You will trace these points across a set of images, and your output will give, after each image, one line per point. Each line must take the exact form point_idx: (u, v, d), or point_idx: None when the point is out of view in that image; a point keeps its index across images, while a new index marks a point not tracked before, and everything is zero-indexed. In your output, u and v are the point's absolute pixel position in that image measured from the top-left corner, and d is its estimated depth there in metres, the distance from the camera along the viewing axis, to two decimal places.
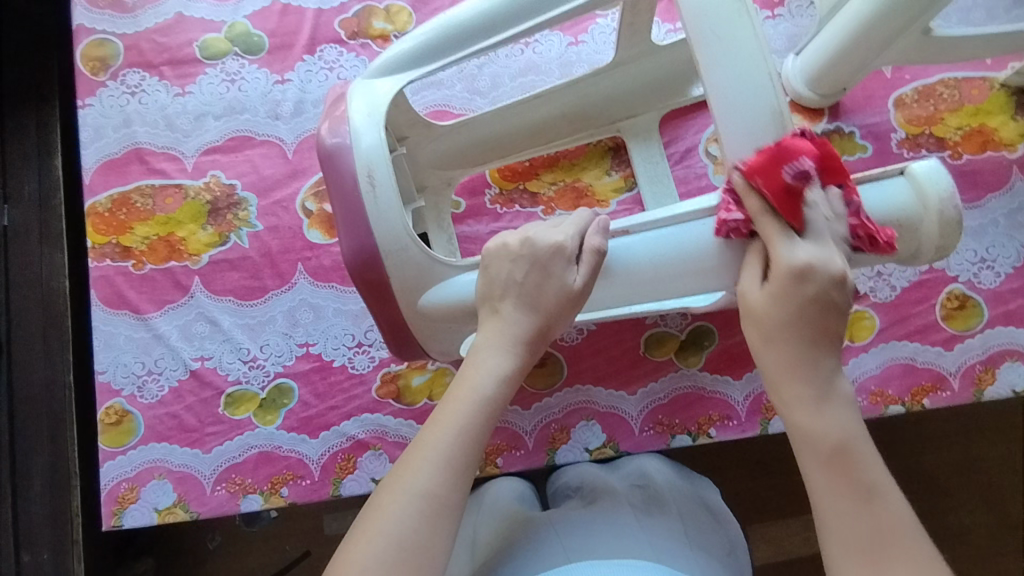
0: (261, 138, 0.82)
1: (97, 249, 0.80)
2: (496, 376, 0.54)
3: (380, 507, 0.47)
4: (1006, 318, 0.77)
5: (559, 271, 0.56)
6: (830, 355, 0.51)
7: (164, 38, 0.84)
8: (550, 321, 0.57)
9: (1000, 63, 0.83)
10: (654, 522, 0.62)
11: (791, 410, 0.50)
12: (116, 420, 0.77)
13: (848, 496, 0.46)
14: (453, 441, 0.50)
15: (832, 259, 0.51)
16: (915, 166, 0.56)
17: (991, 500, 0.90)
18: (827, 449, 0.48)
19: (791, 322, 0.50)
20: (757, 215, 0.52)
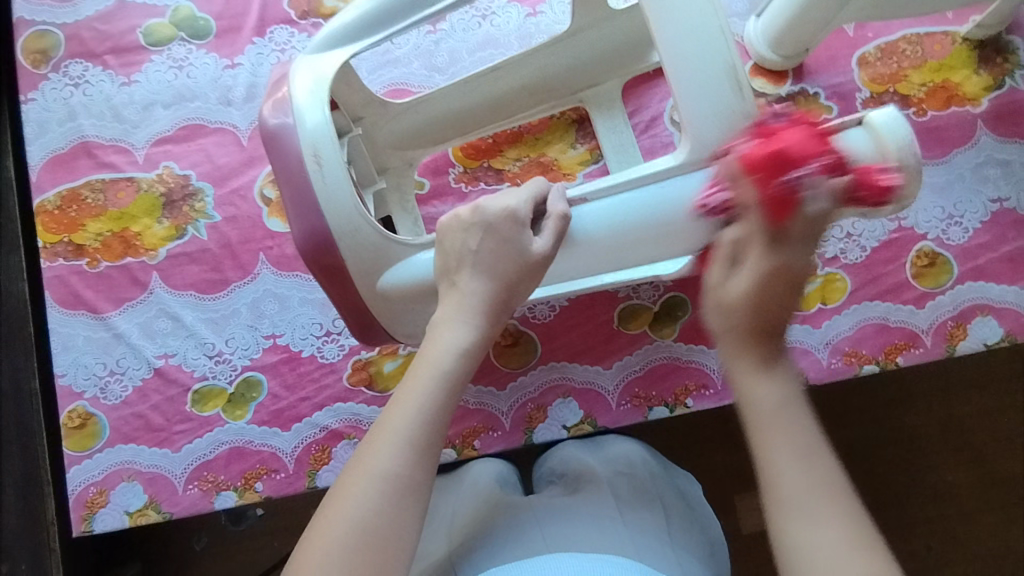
0: (213, 125, 0.79)
1: (50, 249, 0.77)
2: (455, 349, 0.51)
3: (343, 492, 0.46)
4: (976, 274, 0.78)
5: (516, 238, 0.54)
6: (780, 335, 0.48)
7: (105, 25, 0.81)
8: (511, 289, 0.55)
9: (961, 16, 0.83)
10: (635, 513, 0.61)
11: (736, 380, 0.46)
12: (80, 423, 0.75)
13: (789, 450, 0.42)
14: (412, 421, 0.48)
15: (796, 262, 0.47)
16: (872, 115, 0.55)
17: (970, 455, 0.91)
18: (768, 415, 0.44)
19: (758, 287, 0.47)
20: (743, 207, 0.49)
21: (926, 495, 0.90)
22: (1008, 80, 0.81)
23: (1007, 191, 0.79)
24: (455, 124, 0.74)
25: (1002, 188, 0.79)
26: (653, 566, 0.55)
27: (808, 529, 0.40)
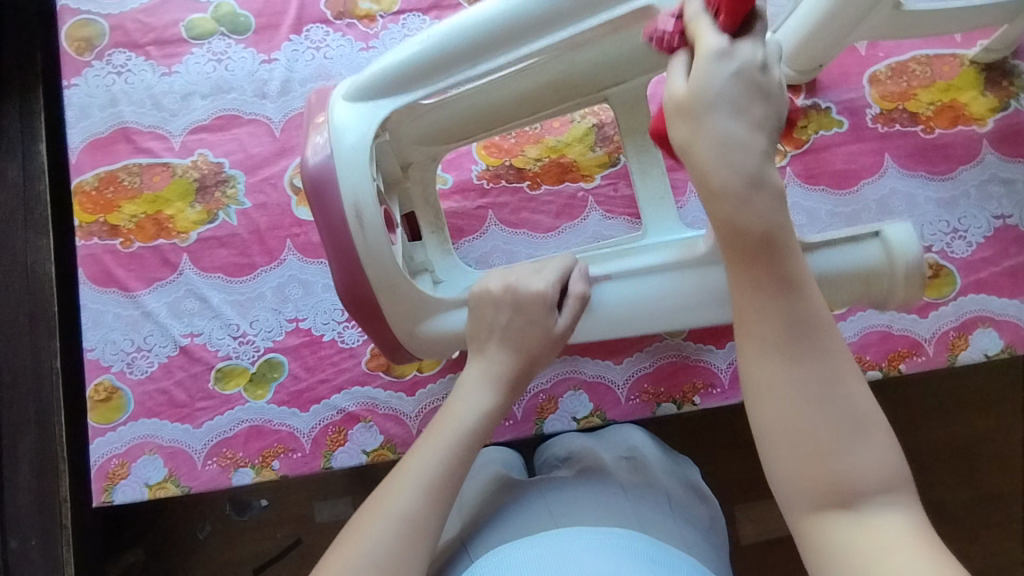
0: (248, 116, 0.83)
1: (85, 228, 0.80)
2: (477, 411, 0.56)
3: (362, 523, 0.50)
4: (978, 286, 0.80)
5: (542, 319, 0.58)
6: (768, 154, 0.45)
7: (149, 18, 0.85)
8: (534, 360, 0.59)
9: (969, 41, 0.86)
10: (638, 490, 0.64)
11: (718, 208, 0.45)
12: (106, 396, 0.77)
13: (768, 290, 0.45)
14: (431, 472, 0.52)
15: (760, 61, 0.45)
16: (888, 229, 0.59)
17: (969, 472, 0.92)
18: (751, 243, 0.45)
19: (723, 90, 0.45)
20: (694, 15, 0.47)
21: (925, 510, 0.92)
22: (1012, 102, 0.84)
23: (1010, 209, 0.82)
24: (484, 119, 0.72)
25: (1005, 205, 0.82)
26: (655, 536, 0.57)
27: (788, 361, 0.44)
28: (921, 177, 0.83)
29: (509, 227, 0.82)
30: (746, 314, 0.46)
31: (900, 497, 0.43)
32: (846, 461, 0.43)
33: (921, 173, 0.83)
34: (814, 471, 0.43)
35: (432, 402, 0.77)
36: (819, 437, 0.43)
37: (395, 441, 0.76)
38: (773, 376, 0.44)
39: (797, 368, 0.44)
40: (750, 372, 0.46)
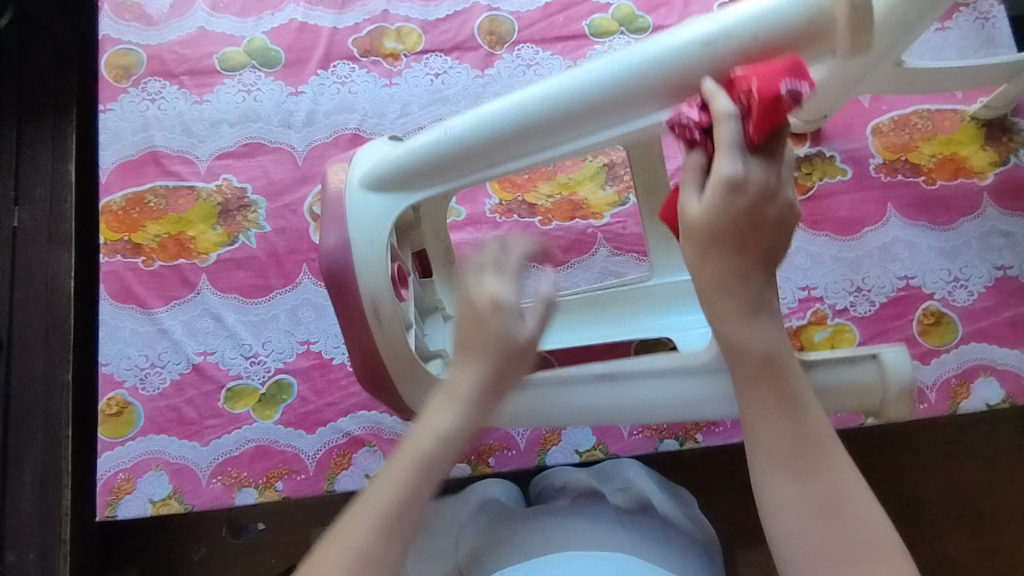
0: (273, 145, 0.86)
1: (109, 246, 0.83)
2: (439, 436, 0.47)
3: (316, 567, 0.44)
4: (980, 335, 0.81)
5: (505, 321, 0.48)
6: (766, 276, 0.46)
7: (186, 49, 0.89)
8: (501, 375, 0.49)
9: (969, 97, 0.89)
10: (632, 518, 0.64)
11: (723, 327, 0.46)
12: (117, 411, 0.79)
13: (776, 414, 0.45)
14: (387, 502, 0.45)
15: (769, 173, 0.45)
16: (886, 353, 0.60)
17: (974, 525, 0.91)
18: (755, 364, 0.45)
19: (734, 214, 0.44)
20: (721, 114, 0.44)
21: (930, 563, 0.90)
22: (1012, 157, 0.87)
23: (1010, 260, 0.83)
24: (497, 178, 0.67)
25: (1006, 256, 0.84)
26: (649, 561, 0.58)
27: (802, 486, 0.44)
28: (923, 226, 0.85)
29: None
30: (758, 433, 0.45)
31: None
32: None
33: (923, 223, 0.85)
34: None
35: None
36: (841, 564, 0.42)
37: None
38: (786, 498, 0.44)
39: (812, 487, 0.44)
40: (763, 495, 0.45)
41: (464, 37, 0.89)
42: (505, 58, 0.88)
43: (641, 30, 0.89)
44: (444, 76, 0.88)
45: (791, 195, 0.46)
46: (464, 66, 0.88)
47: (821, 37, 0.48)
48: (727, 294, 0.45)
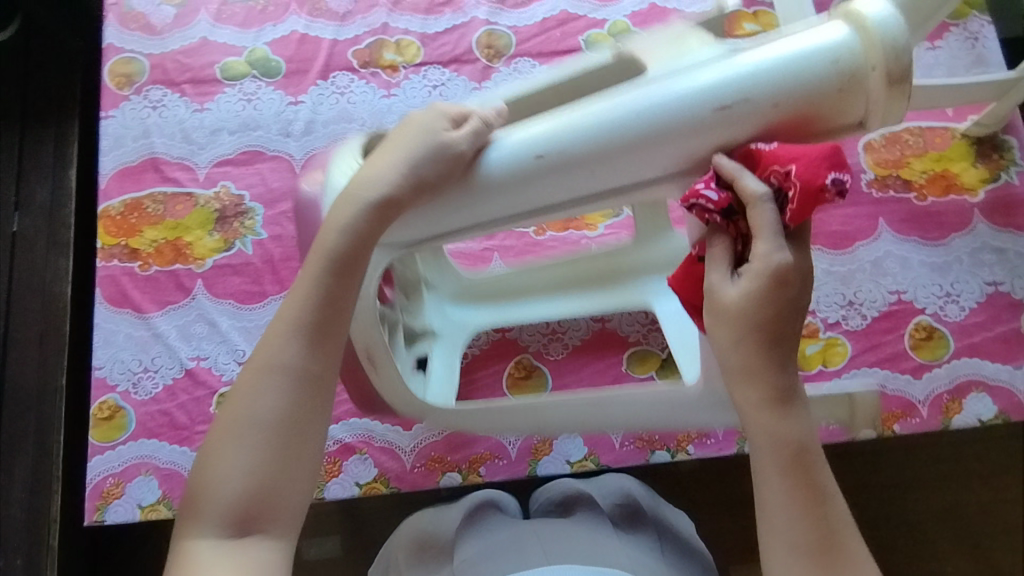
0: (271, 153, 0.87)
1: (106, 250, 0.84)
2: (343, 228, 0.51)
3: (243, 384, 0.49)
4: (972, 350, 0.81)
5: (433, 133, 0.52)
6: (790, 366, 0.47)
7: (188, 58, 0.90)
8: (424, 182, 0.51)
9: (960, 115, 0.90)
10: (629, 536, 0.68)
11: (753, 414, 0.47)
12: (108, 415, 0.79)
13: (799, 501, 0.46)
14: (304, 307, 0.50)
15: (801, 261, 0.46)
16: None
17: (970, 545, 0.91)
18: (788, 455, 0.46)
19: (764, 304, 0.45)
20: (755, 200, 0.45)
21: None
22: (1003, 174, 0.88)
23: (1002, 276, 0.84)
24: None
25: (997, 272, 0.84)
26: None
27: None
28: (915, 242, 0.86)
29: (513, 269, 0.84)
30: (774, 515, 0.46)
31: None
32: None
33: (915, 238, 0.86)
34: None
35: (429, 437, 0.79)
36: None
37: (389, 474, 0.77)
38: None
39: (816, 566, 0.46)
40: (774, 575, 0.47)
41: (462, 50, 0.91)
42: (502, 71, 0.90)
43: None
44: (442, 88, 0.90)
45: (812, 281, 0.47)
46: (462, 79, 0.90)
47: (846, 99, 0.46)
48: (757, 380, 0.46)
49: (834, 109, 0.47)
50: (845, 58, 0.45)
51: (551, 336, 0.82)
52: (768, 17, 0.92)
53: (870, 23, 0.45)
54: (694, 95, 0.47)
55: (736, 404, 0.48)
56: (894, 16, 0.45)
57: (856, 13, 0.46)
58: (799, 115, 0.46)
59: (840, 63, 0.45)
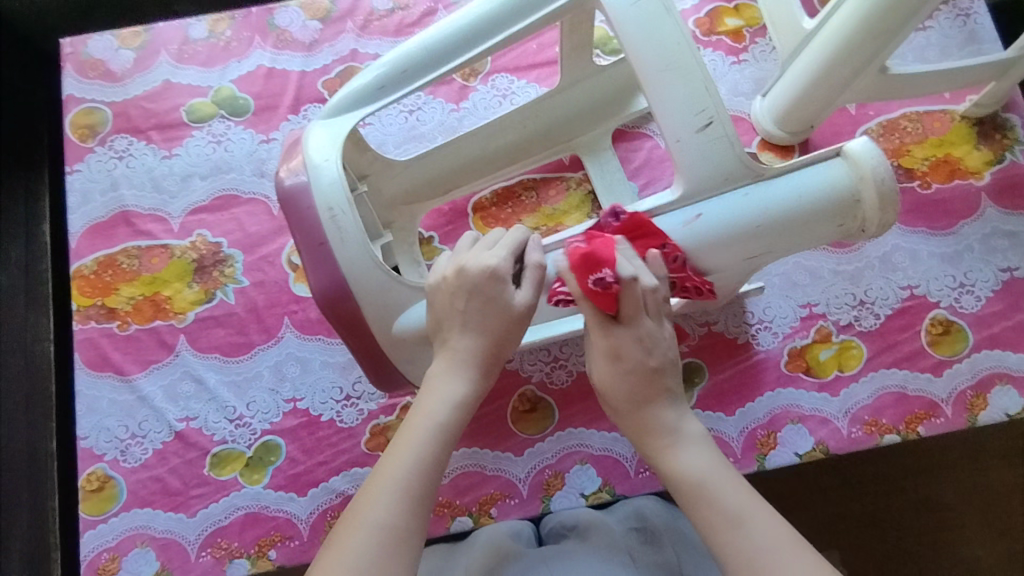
0: (247, 196, 0.83)
1: (82, 312, 0.80)
2: (449, 402, 0.55)
3: (340, 539, 0.48)
4: (992, 342, 0.78)
5: (509, 294, 0.57)
6: (658, 404, 0.60)
7: (152, 104, 0.87)
8: (500, 342, 0.58)
9: (958, 96, 0.86)
10: (647, 560, 0.62)
11: (659, 459, 0.58)
12: (98, 486, 0.75)
13: (725, 520, 0.51)
14: (411, 471, 0.51)
15: (648, 329, 0.59)
16: (850, 145, 0.57)
17: (1005, 529, 0.86)
18: (688, 485, 0.55)
19: (622, 374, 0.60)
20: (578, 297, 0.58)
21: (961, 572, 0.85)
22: (1008, 155, 0.84)
23: (1016, 261, 0.81)
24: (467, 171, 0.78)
25: (1010, 257, 0.81)
26: None
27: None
28: (923, 232, 0.82)
29: None
30: (723, 548, 0.51)
31: None
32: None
33: (922, 228, 0.82)
34: None
35: None
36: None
37: None
38: None
39: None
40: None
41: None
42: (479, 89, 0.86)
43: (618, 51, 0.86)
44: (419, 112, 0.86)
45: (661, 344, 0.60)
46: (439, 101, 0.86)
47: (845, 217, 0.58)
48: (653, 432, 0.60)
49: (829, 235, 0.59)
50: (845, 195, 0.57)
51: (555, 363, 0.78)
52: (750, 10, 0.89)
53: (862, 163, 0.56)
54: (728, 244, 0.57)
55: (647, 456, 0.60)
56: (875, 153, 0.57)
57: (853, 158, 0.57)
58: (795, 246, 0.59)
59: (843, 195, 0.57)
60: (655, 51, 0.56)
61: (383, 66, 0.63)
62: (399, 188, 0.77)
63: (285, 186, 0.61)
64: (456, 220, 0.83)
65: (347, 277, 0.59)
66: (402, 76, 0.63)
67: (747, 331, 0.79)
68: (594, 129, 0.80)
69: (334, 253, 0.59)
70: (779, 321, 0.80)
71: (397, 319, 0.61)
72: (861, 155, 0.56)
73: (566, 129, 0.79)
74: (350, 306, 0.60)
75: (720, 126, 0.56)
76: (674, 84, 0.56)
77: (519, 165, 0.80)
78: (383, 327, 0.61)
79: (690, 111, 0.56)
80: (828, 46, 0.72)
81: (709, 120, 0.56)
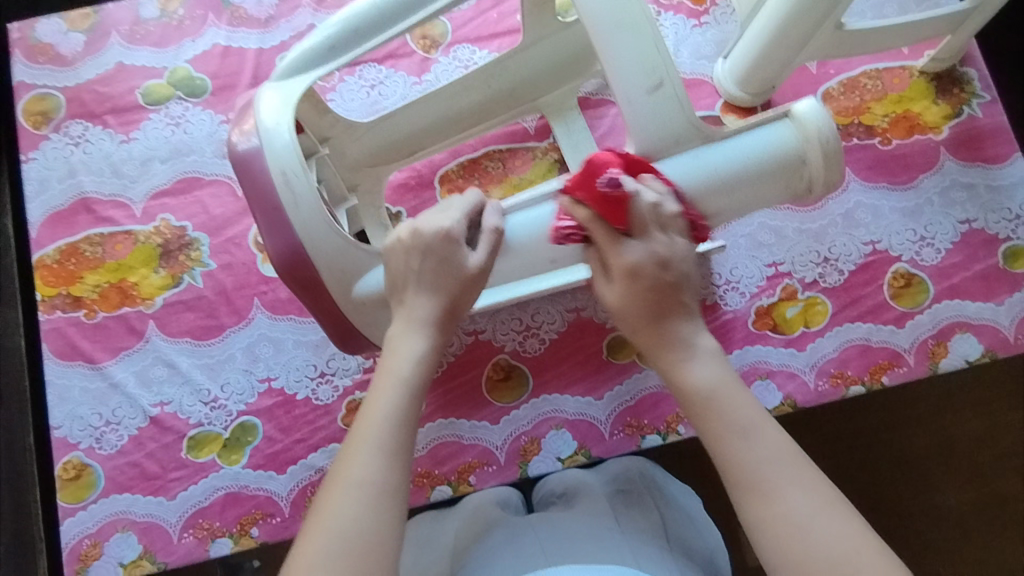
0: (210, 178, 0.82)
1: (48, 302, 0.79)
2: (415, 358, 0.55)
3: (327, 503, 0.47)
4: (952, 292, 0.80)
5: (458, 252, 0.58)
6: (677, 316, 0.56)
7: (105, 87, 0.85)
8: (455, 302, 0.58)
9: (916, 51, 0.87)
10: (634, 523, 0.63)
11: (670, 370, 0.55)
12: (75, 474, 0.75)
13: (734, 439, 0.49)
14: (384, 430, 0.50)
15: (658, 240, 0.57)
16: (797, 107, 0.59)
17: (972, 474, 0.89)
18: (703, 395, 0.52)
19: (636, 288, 0.56)
20: (587, 223, 0.58)
21: (932, 519, 0.88)
22: (966, 108, 0.85)
23: (974, 212, 0.82)
24: (431, 132, 0.76)
25: (969, 209, 0.83)
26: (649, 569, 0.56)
27: (770, 504, 0.46)
28: (884, 188, 0.84)
29: None
30: (730, 455, 0.49)
31: None
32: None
33: (883, 184, 0.84)
34: None
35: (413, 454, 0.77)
36: (829, 562, 0.44)
37: None
38: (775, 511, 0.46)
39: (789, 508, 0.46)
40: (750, 528, 0.47)
41: (396, 44, 0.86)
42: (441, 61, 0.85)
43: None
44: (380, 87, 0.85)
45: (685, 254, 0.58)
46: (400, 74, 0.85)
47: (795, 172, 0.60)
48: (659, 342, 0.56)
49: (779, 195, 0.62)
50: (793, 154, 0.59)
51: (526, 332, 0.79)
52: None
53: (806, 122, 0.59)
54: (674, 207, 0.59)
55: (659, 367, 0.56)
56: (818, 110, 0.59)
57: (796, 117, 0.59)
58: (752, 200, 0.61)
59: (792, 154, 0.59)
60: (605, 8, 0.55)
61: (333, 27, 0.62)
62: (363, 150, 0.75)
63: (238, 151, 0.60)
64: (423, 193, 0.83)
65: (304, 242, 0.59)
66: (356, 35, 0.62)
67: (714, 293, 0.81)
68: (559, 88, 0.79)
69: (290, 218, 0.59)
70: (746, 281, 0.81)
71: (357, 283, 0.62)
72: (806, 118, 0.59)
73: (530, 87, 0.77)
74: (309, 271, 0.60)
75: (671, 88, 0.56)
76: (624, 42, 0.55)
77: (484, 125, 0.79)
78: (344, 291, 0.62)
79: (642, 71, 0.56)
80: (783, 5, 0.72)
81: (659, 82, 0.56)
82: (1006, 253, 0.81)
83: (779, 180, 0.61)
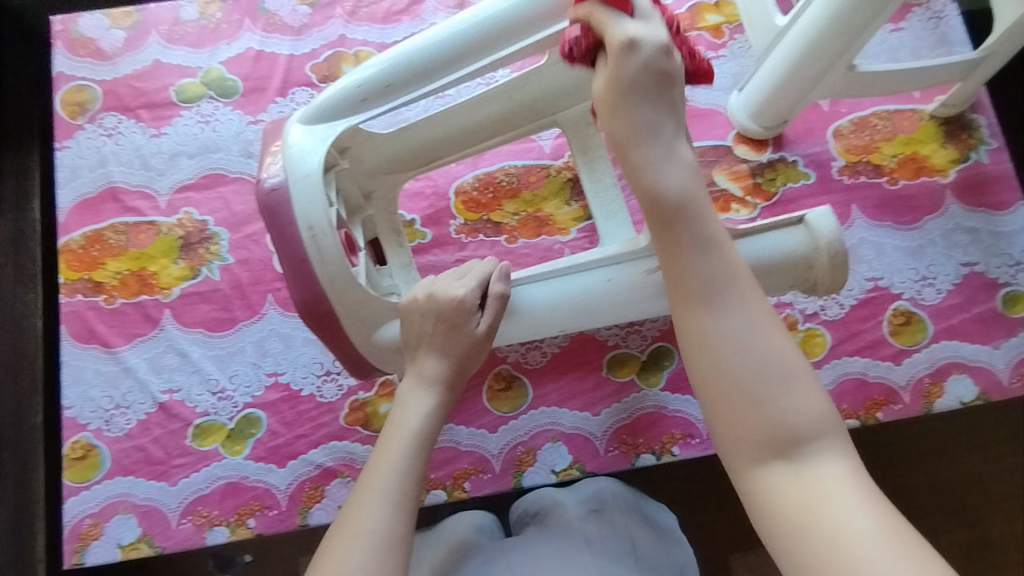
0: (234, 175, 0.85)
1: (70, 285, 0.82)
2: (424, 412, 0.59)
3: (334, 548, 0.51)
4: (950, 333, 0.81)
5: (469, 318, 0.61)
6: (662, 115, 0.51)
7: (141, 83, 0.88)
8: (465, 363, 0.62)
9: (928, 96, 0.89)
10: (606, 550, 0.66)
11: (637, 172, 0.50)
12: (82, 454, 0.77)
13: (691, 248, 0.47)
14: (392, 478, 0.54)
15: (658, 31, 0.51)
16: (811, 214, 0.63)
17: (964, 517, 0.89)
18: (669, 204, 0.48)
19: (629, 72, 0.50)
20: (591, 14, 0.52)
21: None
22: (973, 153, 0.87)
23: (976, 256, 0.84)
24: (449, 144, 0.76)
25: (971, 253, 0.84)
26: None
27: (713, 315, 0.46)
28: (888, 227, 0.85)
29: None
30: (681, 270, 0.47)
31: (836, 439, 0.44)
32: (787, 401, 0.44)
33: (888, 223, 0.85)
34: (750, 421, 0.44)
35: None
36: (754, 378, 0.44)
37: None
38: (712, 326, 0.45)
39: (730, 324, 0.45)
40: (688, 336, 0.46)
41: None
42: None
43: None
44: None
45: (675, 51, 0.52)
46: None
47: (802, 274, 0.64)
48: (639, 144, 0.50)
49: (784, 288, 0.66)
50: (804, 257, 0.63)
51: (529, 344, 0.80)
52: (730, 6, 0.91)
53: (820, 232, 0.63)
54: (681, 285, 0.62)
55: (625, 171, 0.51)
56: (830, 220, 0.64)
57: (811, 225, 0.63)
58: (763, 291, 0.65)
59: (802, 258, 0.64)
60: None
61: (363, 78, 0.63)
62: (380, 158, 0.76)
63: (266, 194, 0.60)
64: (438, 204, 0.85)
65: (327, 294, 0.61)
66: (387, 90, 0.63)
67: None
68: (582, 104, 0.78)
69: (316, 273, 0.60)
70: None
71: (375, 331, 0.63)
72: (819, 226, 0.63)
73: (550, 102, 0.77)
74: (330, 314, 0.62)
75: None
76: None
77: (501, 134, 0.78)
78: (362, 339, 0.64)
79: None
80: (796, 43, 0.75)
81: None
82: (1006, 298, 0.82)
83: (785, 277, 0.65)
